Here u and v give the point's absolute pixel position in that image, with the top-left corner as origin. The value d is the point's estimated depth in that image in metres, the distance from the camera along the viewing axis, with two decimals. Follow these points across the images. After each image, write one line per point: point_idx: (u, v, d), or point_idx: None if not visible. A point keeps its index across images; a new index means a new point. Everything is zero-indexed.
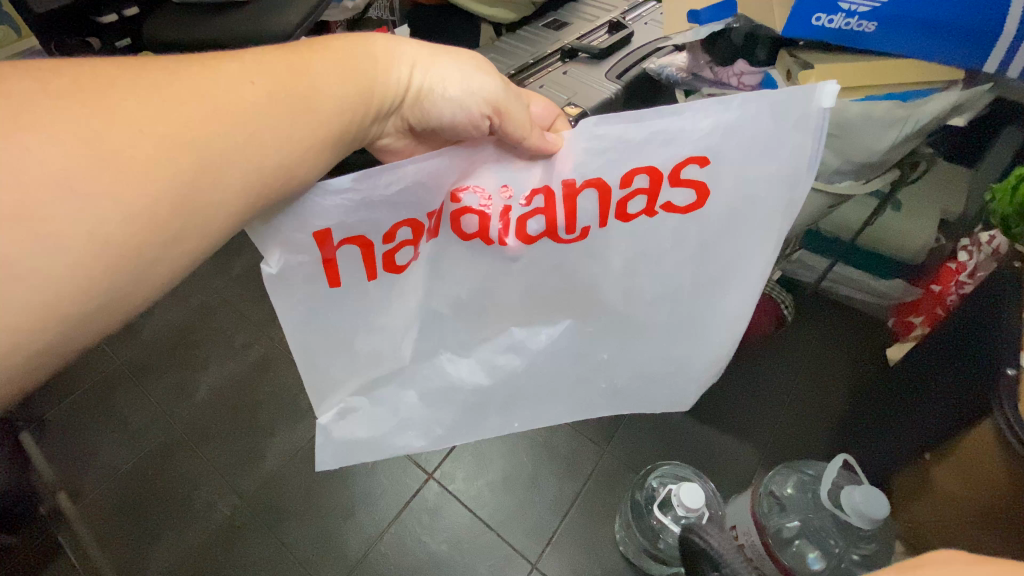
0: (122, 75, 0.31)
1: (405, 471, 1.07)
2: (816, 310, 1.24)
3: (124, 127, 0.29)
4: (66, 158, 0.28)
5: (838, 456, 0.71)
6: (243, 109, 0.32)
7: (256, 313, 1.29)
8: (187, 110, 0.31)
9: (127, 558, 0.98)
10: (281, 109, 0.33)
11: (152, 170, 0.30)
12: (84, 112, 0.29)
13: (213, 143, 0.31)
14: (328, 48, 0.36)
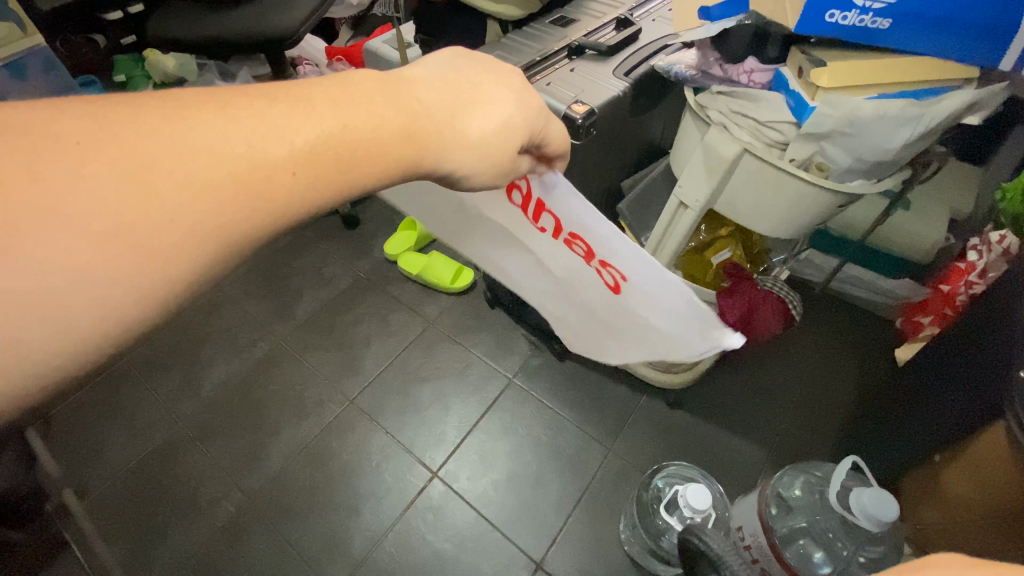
0: (118, 131, 0.29)
1: (410, 469, 1.07)
2: (822, 311, 1.24)
3: (147, 187, 0.28)
4: (63, 224, 0.26)
5: (848, 458, 0.70)
6: (275, 176, 0.31)
7: (261, 311, 1.30)
8: (201, 165, 0.29)
9: (133, 555, 0.98)
10: (306, 163, 0.32)
11: (164, 230, 0.28)
12: (83, 176, 0.27)
13: (230, 198, 0.30)
14: (349, 97, 0.36)
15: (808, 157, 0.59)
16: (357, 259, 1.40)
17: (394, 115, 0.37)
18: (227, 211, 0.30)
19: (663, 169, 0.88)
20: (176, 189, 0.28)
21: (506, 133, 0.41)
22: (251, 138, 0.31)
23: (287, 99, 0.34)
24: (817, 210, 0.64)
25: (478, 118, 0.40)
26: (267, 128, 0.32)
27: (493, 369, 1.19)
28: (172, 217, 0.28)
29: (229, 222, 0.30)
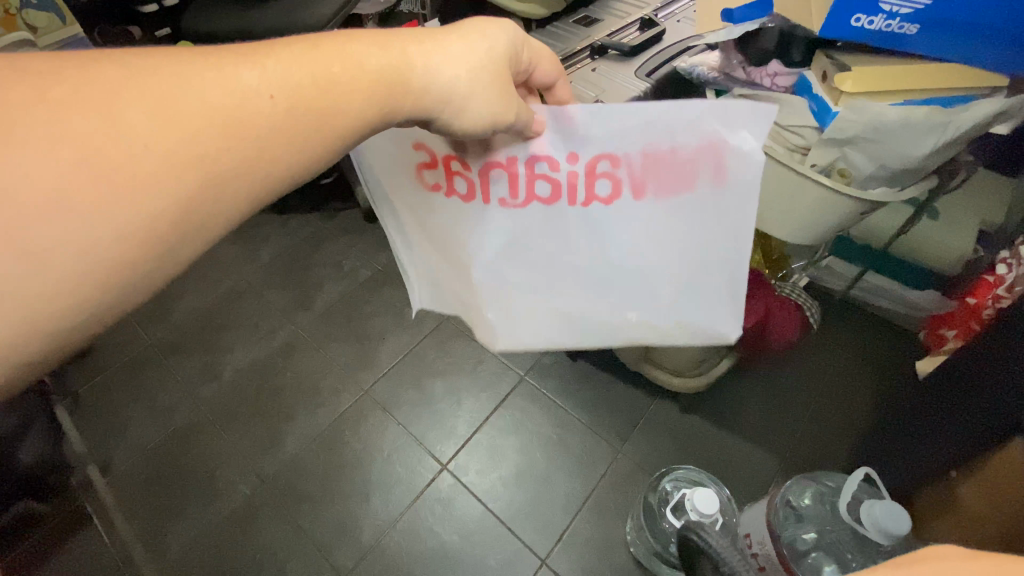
0: (107, 75, 0.30)
1: (420, 461, 1.08)
2: (842, 321, 1.22)
3: (130, 128, 0.29)
4: (61, 176, 0.28)
5: (860, 468, 0.68)
6: (256, 113, 0.32)
7: (281, 300, 1.33)
8: (183, 116, 0.30)
9: (151, 530, 1.02)
10: (293, 126, 0.33)
11: (146, 187, 0.29)
12: (76, 123, 0.28)
13: (208, 162, 0.31)
14: (337, 45, 0.35)
15: (830, 163, 0.58)
16: (377, 252, 1.42)
17: (372, 63, 0.36)
18: (213, 158, 0.31)
19: None
20: (165, 130, 0.30)
21: (484, 68, 0.38)
22: (227, 90, 0.32)
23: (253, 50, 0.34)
24: (838, 217, 0.63)
25: (455, 49, 0.37)
26: (249, 80, 0.32)
27: (505, 366, 1.20)
28: (155, 152, 0.29)
29: (217, 160, 0.31)
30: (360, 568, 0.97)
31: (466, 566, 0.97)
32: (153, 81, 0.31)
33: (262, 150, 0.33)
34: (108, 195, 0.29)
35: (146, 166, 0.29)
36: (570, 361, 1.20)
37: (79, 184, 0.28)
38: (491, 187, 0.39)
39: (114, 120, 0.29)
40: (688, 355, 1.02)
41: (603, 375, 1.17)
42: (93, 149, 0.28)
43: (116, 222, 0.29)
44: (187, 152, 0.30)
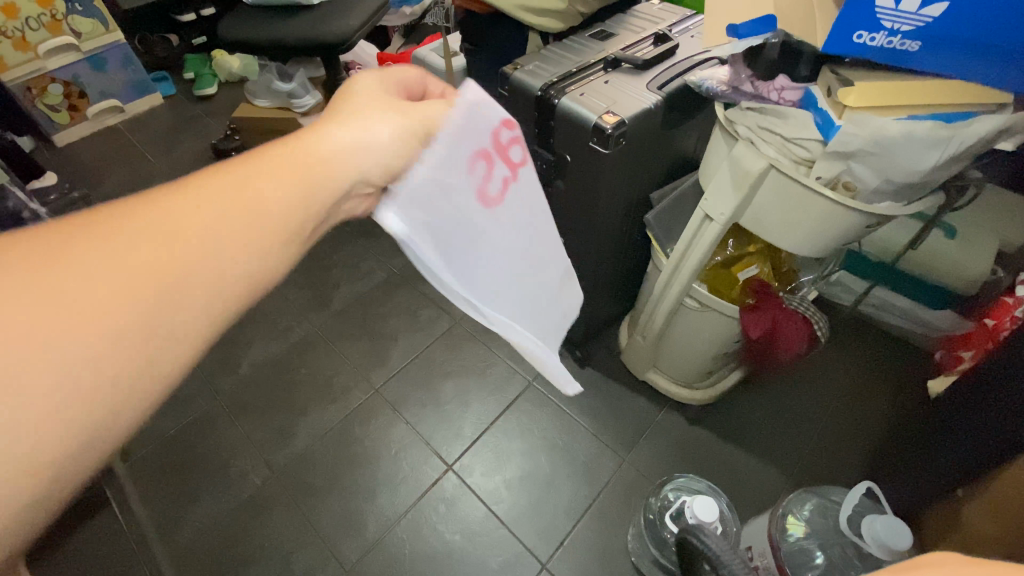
0: (71, 241, 0.33)
1: (427, 461, 1.10)
2: (853, 337, 1.21)
3: (99, 272, 0.32)
4: (41, 329, 0.30)
5: (861, 482, 0.68)
6: (221, 236, 0.37)
7: (299, 299, 1.37)
8: (154, 251, 0.34)
9: (165, 516, 1.05)
10: (260, 239, 0.38)
11: (125, 317, 0.32)
12: (44, 281, 0.31)
13: (188, 283, 0.35)
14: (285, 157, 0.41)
15: (835, 175, 0.60)
16: (392, 255, 1.46)
17: (318, 171, 0.41)
18: (190, 279, 0.35)
19: (693, 183, 0.89)
20: (139, 269, 0.33)
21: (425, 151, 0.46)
22: (198, 218, 0.36)
23: (206, 184, 0.38)
24: (844, 229, 0.64)
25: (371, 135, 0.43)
26: (229, 202, 0.38)
27: (513, 371, 1.22)
28: (132, 284, 0.33)
29: (193, 280, 0.35)
30: (363, 563, 0.99)
31: (468, 566, 0.98)
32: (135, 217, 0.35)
33: (230, 273, 0.37)
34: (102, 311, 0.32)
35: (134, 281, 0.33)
36: (578, 369, 1.21)
37: (64, 331, 0.31)
38: (500, 180, 0.47)
39: (103, 252, 0.33)
40: (695, 368, 1.02)
41: (610, 383, 1.18)
42: (91, 278, 0.32)
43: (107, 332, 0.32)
44: (171, 276, 0.34)
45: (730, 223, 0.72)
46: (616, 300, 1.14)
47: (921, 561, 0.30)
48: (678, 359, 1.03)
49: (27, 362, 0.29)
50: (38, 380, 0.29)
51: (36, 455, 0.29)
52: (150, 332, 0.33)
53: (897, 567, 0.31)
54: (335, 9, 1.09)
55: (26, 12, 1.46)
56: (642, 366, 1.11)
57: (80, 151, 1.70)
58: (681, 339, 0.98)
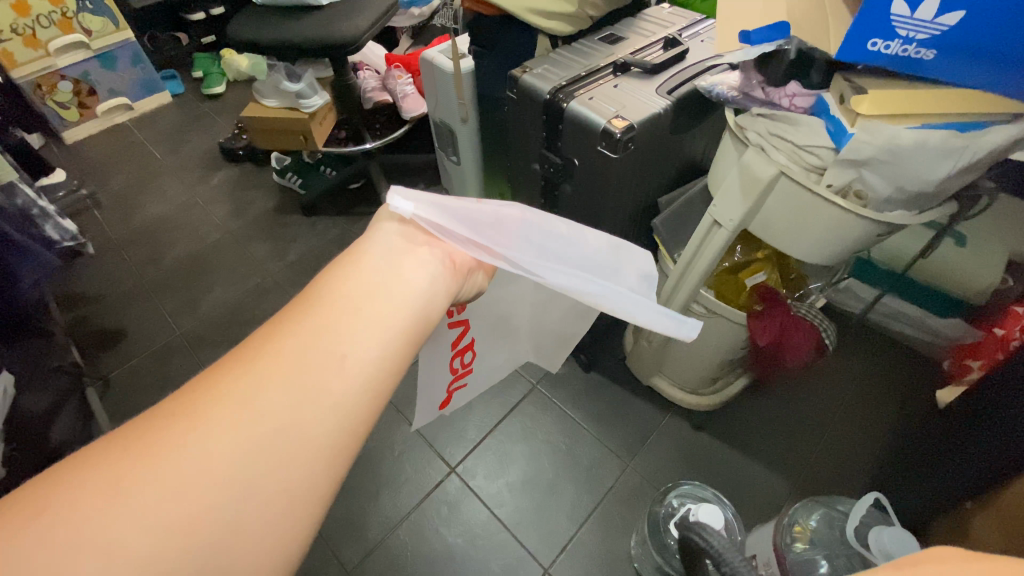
0: (171, 418, 0.32)
1: (429, 463, 1.10)
2: (860, 345, 1.20)
3: (204, 445, 0.31)
4: (148, 521, 0.28)
5: (870, 493, 0.67)
6: (320, 380, 0.35)
7: None
8: (254, 412, 0.33)
9: None
10: (353, 372, 0.36)
11: (233, 488, 0.30)
12: (144, 468, 0.30)
13: (288, 437, 0.33)
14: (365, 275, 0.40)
15: (846, 184, 0.59)
16: None
17: (395, 293, 0.39)
18: (289, 431, 0.33)
19: (701, 188, 0.89)
20: (237, 434, 0.32)
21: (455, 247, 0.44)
22: (291, 366, 0.35)
23: (294, 324, 0.37)
24: (852, 237, 0.64)
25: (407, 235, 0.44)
26: (292, 357, 0.35)
27: (517, 374, 1.22)
28: (236, 452, 0.31)
29: (297, 432, 0.33)
30: (365, 565, 0.99)
31: (469, 569, 0.97)
32: (200, 401, 0.33)
33: (334, 413, 0.34)
34: (177, 497, 0.29)
35: (206, 459, 0.31)
36: (583, 373, 1.21)
37: (170, 515, 0.29)
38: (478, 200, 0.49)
39: (169, 450, 0.31)
40: (701, 374, 1.02)
41: (614, 388, 1.18)
42: (164, 468, 0.30)
43: (186, 521, 0.29)
44: (275, 436, 0.32)
45: (739, 230, 0.72)
46: None
47: (919, 557, 0.29)
48: (683, 364, 1.02)
49: (136, 558, 0.27)
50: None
51: None
52: (255, 496, 0.31)
53: (895, 562, 0.29)
54: (345, 10, 1.10)
55: (37, 11, 1.47)
56: (647, 371, 1.10)
57: (89, 148, 1.71)
58: (687, 344, 0.97)
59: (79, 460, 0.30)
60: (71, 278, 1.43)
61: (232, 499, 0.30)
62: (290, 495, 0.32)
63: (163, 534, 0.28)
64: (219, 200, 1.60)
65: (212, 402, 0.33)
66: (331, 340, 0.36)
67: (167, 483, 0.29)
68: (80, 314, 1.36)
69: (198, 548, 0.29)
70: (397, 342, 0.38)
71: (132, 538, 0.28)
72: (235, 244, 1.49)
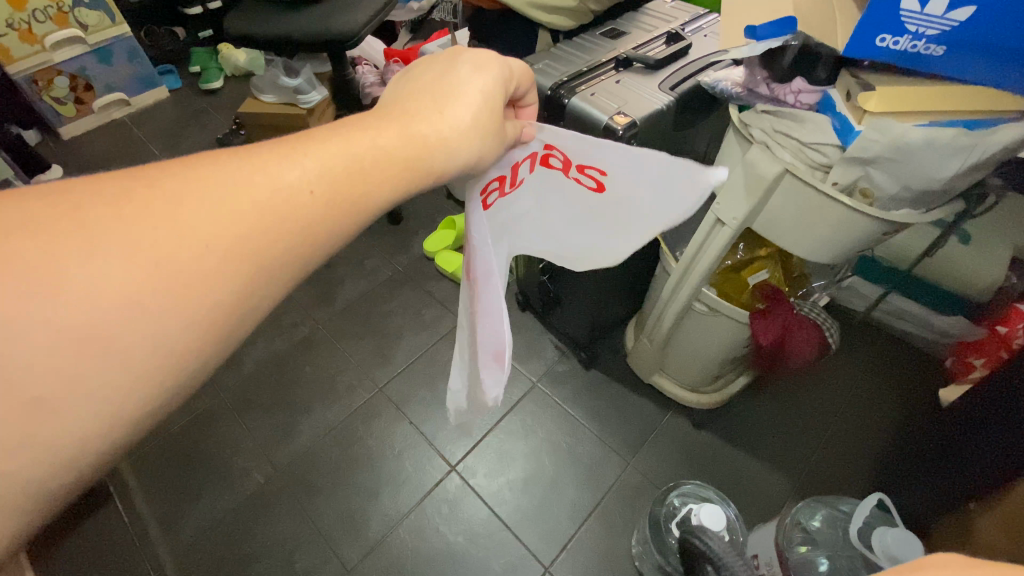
0: (136, 195, 0.31)
1: (429, 461, 1.10)
2: (862, 341, 1.20)
3: (175, 232, 0.31)
4: (111, 289, 0.28)
5: (872, 494, 0.67)
6: (296, 203, 0.34)
7: (303, 296, 1.39)
8: (232, 214, 0.32)
9: (168, 511, 1.06)
10: (335, 211, 0.36)
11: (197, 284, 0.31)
12: (110, 235, 0.29)
13: (263, 250, 0.33)
14: (376, 123, 0.40)
15: (852, 181, 0.58)
16: (396, 253, 1.47)
17: (397, 142, 0.39)
18: (257, 243, 0.33)
19: (703, 185, 0.88)
20: (205, 230, 0.31)
21: (489, 126, 0.42)
22: (272, 178, 0.34)
23: (290, 144, 0.36)
24: (858, 237, 0.63)
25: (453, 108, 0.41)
26: (274, 168, 0.35)
27: (518, 372, 1.22)
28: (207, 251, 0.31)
29: (266, 247, 0.33)
30: (366, 563, 0.99)
31: (470, 568, 0.97)
32: (173, 185, 0.32)
33: (309, 239, 0.35)
34: (153, 314, 0.29)
35: (185, 282, 0.30)
36: (584, 371, 1.20)
37: (130, 288, 0.29)
38: (519, 170, 0.46)
39: (129, 225, 0.30)
40: (703, 372, 1.01)
41: (615, 386, 1.18)
42: (132, 250, 0.29)
43: (163, 338, 0.30)
44: (243, 243, 0.32)
45: (742, 228, 0.71)
46: (623, 302, 1.14)
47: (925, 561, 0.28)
48: (685, 362, 1.02)
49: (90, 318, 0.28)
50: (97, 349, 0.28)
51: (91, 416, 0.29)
52: (215, 298, 0.31)
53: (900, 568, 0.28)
54: (342, 4, 1.08)
55: (34, 4, 1.45)
56: (648, 369, 1.10)
57: (86, 144, 1.70)
58: (690, 341, 0.96)
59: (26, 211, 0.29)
60: None
61: (201, 300, 0.31)
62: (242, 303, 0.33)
63: (120, 299, 0.29)
64: None
65: (188, 188, 0.32)
66: (319, 168, 0.36)
67: (126, 256, 0.29)
68: None
69: (166, 333, 0.30)
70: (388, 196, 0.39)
71: (88, 302, 0.28)
72: None
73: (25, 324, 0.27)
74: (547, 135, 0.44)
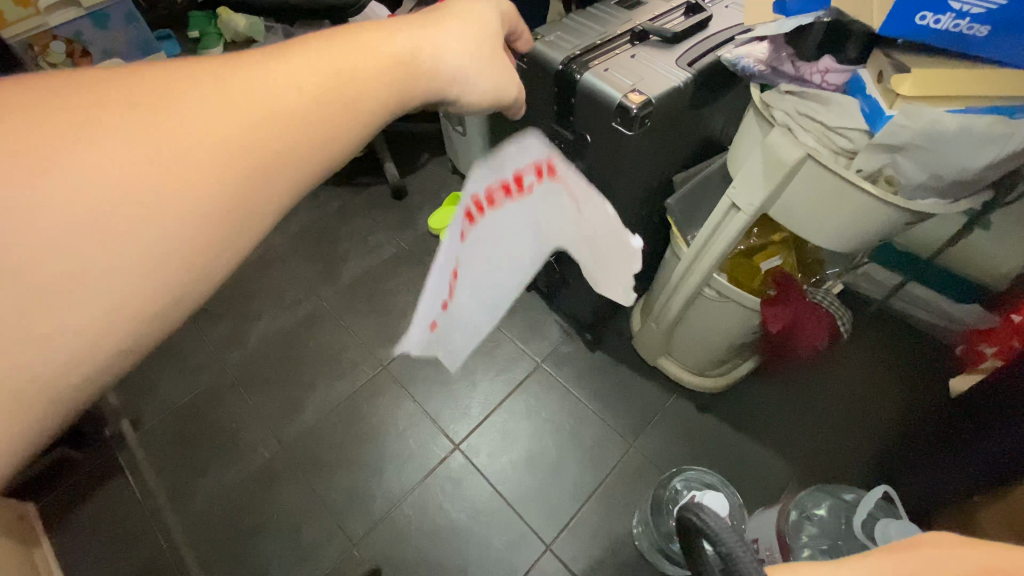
0: (128, 89, 0.31)
1: (434, 439, 1.11)
2: (873, 327, 1.18)
3: (179, 127, 0.31)
4: (124, 174, 0.29)
5: (879, 487, 0.66)
6: (294, 100, 0.35)
7: (308, 272, 1.38)
8: (232, 109, 0.32)
9: (177, 483, 1.07)
10: (332, 113, 0.36)
11: (205, 177, 0.31)
12: (112, 126, 0.29)
13: (267, 147, 0.33)
14: (367, 29, 0.40)
15: (877, 169, 0.56)
16: (401, 230, 1.45)
17: (387, 47, 0.39)
18: (262, 140, 0.33)
19: (718, 167, 0.85)
20: (206, 123, 0.31)
21: (471, 52, 0.45)
22: (268, 73, 0.34)
23: (283, 47, 0.36)
24: (878, 226, 0.61)
25: (442, 34, 0.43)
26: (267, 63, 0.35)
27: (522, 353, 1.21)
28: (209, 144, 0.31)
29: (271, 140, 0.33)
30: (371, 538, 1.01)
31: (473, 544, 0.99)
32: (169, 80, 0.32)
33: (311, 135, 0.35)
34: (160, 201, 0.30)
35: (193, 168, 0.30)
36: (588, 353, 1.20)
37: (139, 179, 0.29)
38: (523, 178, 0.47)
39: (124, 120, 0.30)
40: (709, 357, 1.00)
41: (619, 368, 1.17)
42: (134, 144, 0.29)
43: (172, 226, 0.30)
44: (246, 137, 0.33)
45: (758, 214, 0.69)
46: None
47: (922, 540, 0.29)
48: (691, 347, 1.01)
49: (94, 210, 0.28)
50: (109, 240, 0.28)
51: (102, 312, 0.28)
52: (222, 195, 0.32)
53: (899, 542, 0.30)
54: None
55: None
56: (653, 352, 1.09)
57: None
58: (697, 328, 0.95)
59: (15, 102, 0.28)
60: None
61: (210, 192, 0.31)
62: (249, 199, 0.33)
63: (125, 186, 0.29)
64: None
65: (183, 86, 0.32)
66: (313, 67, 0.36)
67: (126, 148, 0.29)
68: None
69: (175, 229, 0.30)
70: (383, 100, 0.39)
71: (92, 194, 0.28)
72: None
73: (34, 214, 0.27)
74: (535, 146, 0.48)
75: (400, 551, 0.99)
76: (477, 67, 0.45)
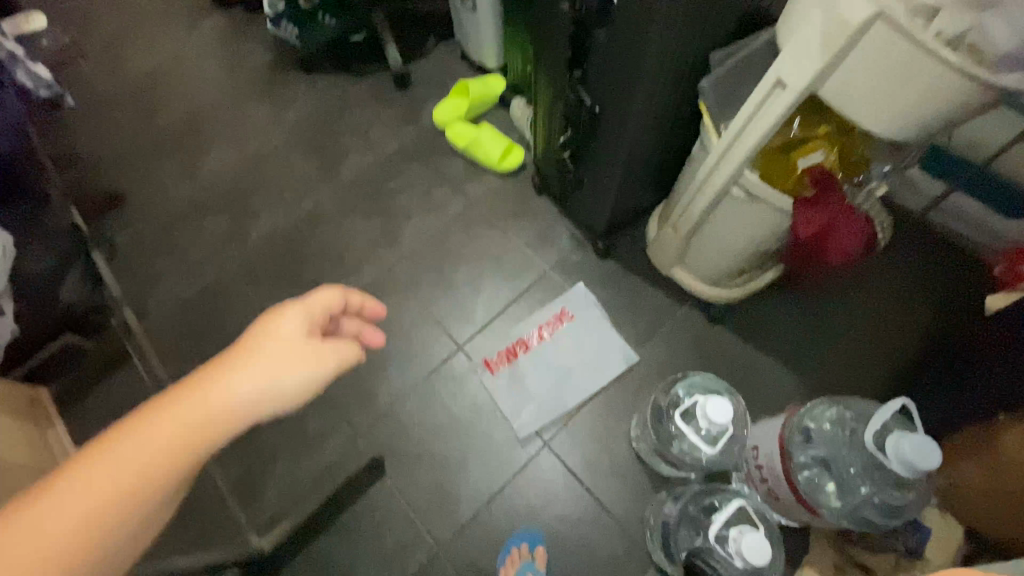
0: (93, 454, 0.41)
1: (437, 340, 1.09)
2: (910, 243, 1.09)
3: (123, 481, 0.41)
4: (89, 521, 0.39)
5: (896, 399, 0.62)
6: (218, 415, 0.45)
7: (306, 167, 1.31)
8: (170, 438, 0.43)
9: (185, 372, 1.09)
10: (247, 407, 0.47)
11: (159, 482, 0.42)
12: (82, 475, 0.40)
13: (205, 444, 0.45)
14: (249, 344, 0.50)
15: (961, 32, 0.49)
16: (404, 125, 1.34)
17: (279, 351, 0.51)
18: (190, 455, 0.44)
19: (764, 41, 0.73)
20: (147, 462, 0.42)
21: (308, 332, 0.54)
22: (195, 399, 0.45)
23: (197, 375, 0.47)
24: (949, 106, 0.54)
25: (286, 321, 0.53)
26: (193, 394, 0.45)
27: (530, 258, 1.16)
28: (152, 473, 0.42)
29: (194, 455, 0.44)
30: (374, 430, 1.02)
31: (474, 440, 1.00)
32: (118, 433, 0.42)
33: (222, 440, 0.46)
34: (129, 501, 0.41)
35: (148, 478, 0.42)
36: (599, 261, 1.14)
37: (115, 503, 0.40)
38: None
39: (103, 455, 0.41)
40: (728, 266, 0.94)
41: (630, 277, 1.12)
42: (98, 483, 0.40)
43: (141, 514, 0.41)
44: (185, 446, 0.43)
45: (807, 93, 0.60)
46: (650, 186, 1.03)
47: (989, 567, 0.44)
48: (711, 254, 0.94)
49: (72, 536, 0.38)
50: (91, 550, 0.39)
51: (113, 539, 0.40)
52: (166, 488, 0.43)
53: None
54: None
55: None
56: (668, 261, 1.03)
57: None
58: (719, 233, 0.88)
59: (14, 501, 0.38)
60: (69, 139, 1.37)
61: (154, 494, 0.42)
62: (179, 487, 0.44)
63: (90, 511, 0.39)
64: (212, 56, 1.46)
65: (126, 434, 0.42)
66: (229, 379, 0.47)
67: (96, 486, 0.40)
68: (81, 177, 1.31)
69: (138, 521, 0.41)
70: (291, 398, 0.50)
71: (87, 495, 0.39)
72: (235, 104, 1.40)
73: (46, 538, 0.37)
74: None
75: (402, 443, 1.01)
76: (293, 368, 0.50)
